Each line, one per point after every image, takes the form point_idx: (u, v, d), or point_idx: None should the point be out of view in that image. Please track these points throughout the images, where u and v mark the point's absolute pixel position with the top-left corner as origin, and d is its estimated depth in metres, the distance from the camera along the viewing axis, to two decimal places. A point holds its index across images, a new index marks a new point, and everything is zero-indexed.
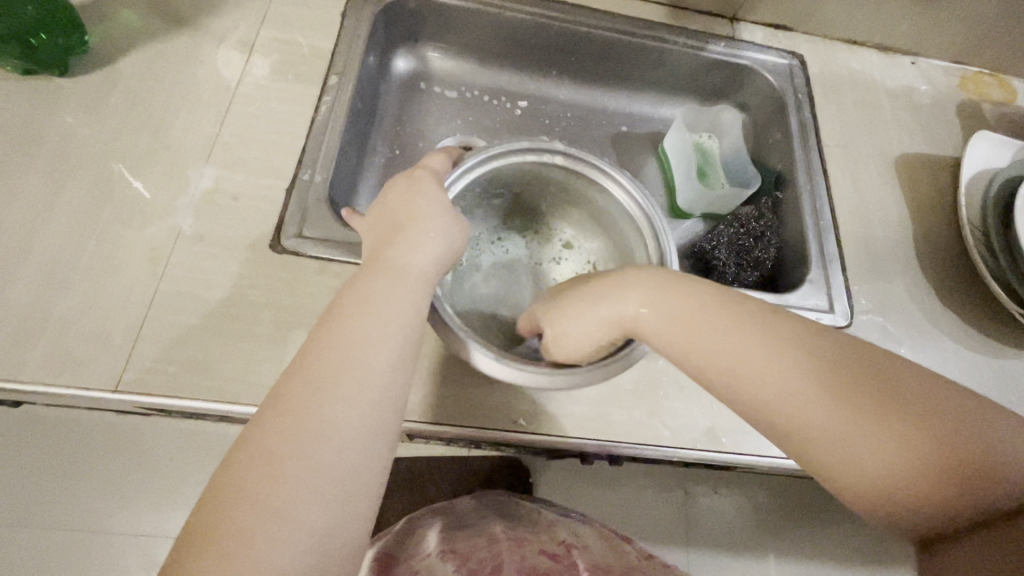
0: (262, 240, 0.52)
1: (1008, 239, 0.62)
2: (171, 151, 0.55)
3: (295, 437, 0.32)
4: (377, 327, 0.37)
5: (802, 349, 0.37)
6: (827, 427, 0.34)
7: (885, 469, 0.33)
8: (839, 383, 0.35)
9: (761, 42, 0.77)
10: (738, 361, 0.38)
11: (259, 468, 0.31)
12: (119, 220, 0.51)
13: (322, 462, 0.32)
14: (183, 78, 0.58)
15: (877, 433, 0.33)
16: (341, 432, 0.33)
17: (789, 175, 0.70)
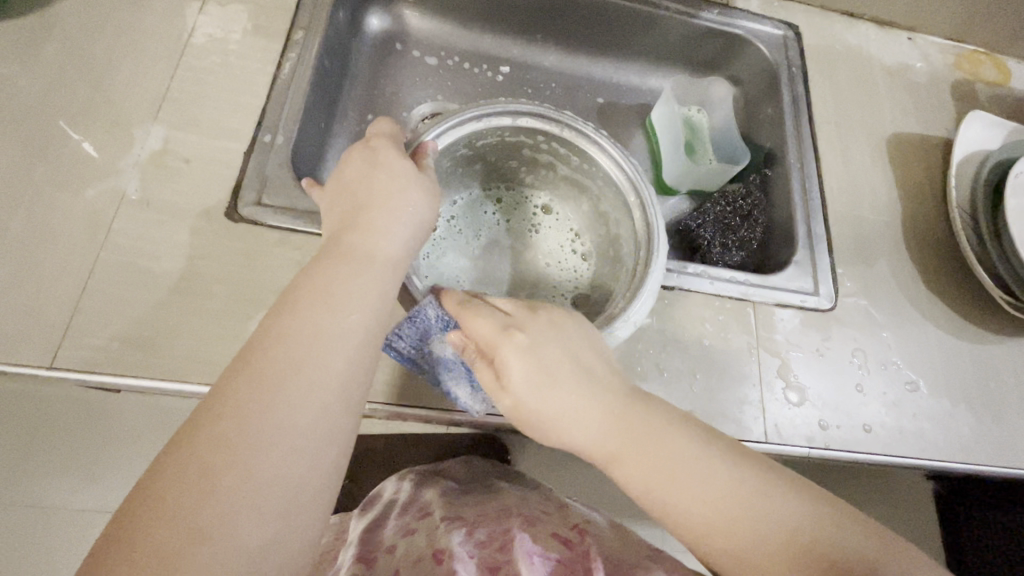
0: (216, 207, 0.48)
1: (996, 224, 0.61)
2: (114, 108, 0.50)
3: (232, 445, 0.29)
4: (333, 318, 0.34)
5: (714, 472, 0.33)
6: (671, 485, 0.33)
7: (722, 532, 0.32)
8: (670, 469, 0.34)
9: (757, 11, 0.73)
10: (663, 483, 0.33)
11: (187, 478, 0.28)
12: (56, 182, 0.46)
13: (263, 472, 0.29)
14: (127, 27, 0.53)
15: (705, 486, 0.33)
16: (288, 437, 0.30)
17: (780, 152, 0.68)
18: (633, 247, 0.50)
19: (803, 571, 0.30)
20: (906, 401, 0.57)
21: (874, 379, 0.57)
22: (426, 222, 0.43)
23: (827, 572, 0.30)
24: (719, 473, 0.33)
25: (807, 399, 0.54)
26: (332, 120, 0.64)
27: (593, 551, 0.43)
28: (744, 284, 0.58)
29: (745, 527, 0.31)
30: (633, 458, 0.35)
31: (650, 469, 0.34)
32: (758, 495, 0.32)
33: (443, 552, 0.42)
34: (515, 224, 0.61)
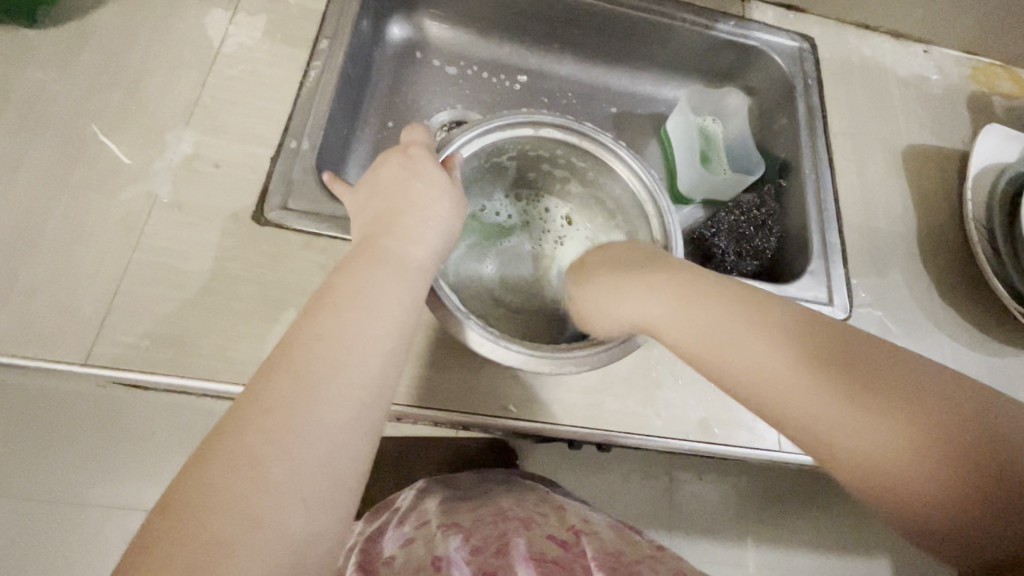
0: (244, 210, 0.49)
1: (1012, 234, 0.62)
2: (147, 114, 0.51)
3: (274, 438, 0.30)
4: (370, 317, 0.35)
5: (800, 345, 0.33)
6: (755, 367, 0.34)
7: (871, 438, 0.30)
8: (865, 381, 0.31)
9: (772, 23, 0.74)
10: (759, 371, 0.34)
11: (233, 469, 0.29)
12: (92, 184, 0.48)
13: (304, 464, 0.30)
14: (161, 35, 0.55)
15: (842, 407, 0.31)
16: (329, 432, 0.31)
17: (795, 163, 0.68)
18: (651, 256, 0.51)
19: (960, 447, 0.28)
20: None
21: None
22: (451, 229, 0.44)
23: (952, 429, 0.28)
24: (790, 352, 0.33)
25: None
26: (354, 126, 0.65)
27: (589, 552, 0.45)
28: (758, 293, 0.58)
29: (855, 398, 0.31)
30: (732, 359, 0.35)
31: (743, 349, 0.35)
32: (909, 371, 0.31)
33: (440, 556, 0.43)
34: (533, 234, 0.62)
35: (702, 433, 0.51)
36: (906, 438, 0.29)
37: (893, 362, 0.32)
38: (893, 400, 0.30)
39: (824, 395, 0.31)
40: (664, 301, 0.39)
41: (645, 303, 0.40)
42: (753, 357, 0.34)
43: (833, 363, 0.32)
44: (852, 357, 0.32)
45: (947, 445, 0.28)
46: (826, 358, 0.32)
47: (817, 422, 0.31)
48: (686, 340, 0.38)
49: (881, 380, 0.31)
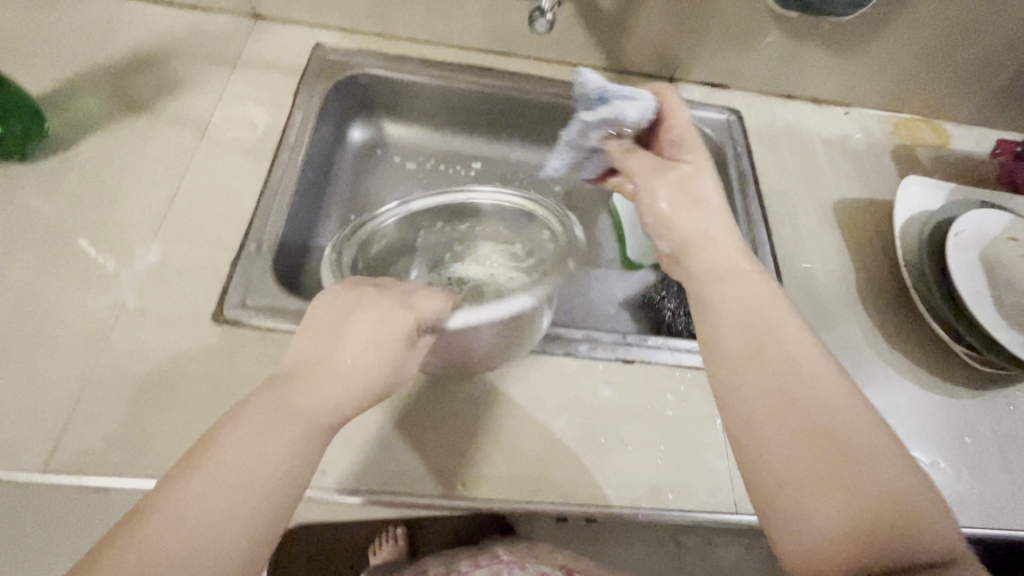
0: (204, 311, 0.53)
1: (944, 275, 0.65)
2: (119, 229, 0.56)
3: (229, 471, 0.31)
4: (318, 390, 0.35)
5: (808, 436, 0.33)
6: (775, 436, 0.33)
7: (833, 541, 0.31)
8: (868, 508, 0.31)
9: (700, 99, 0.81)
10: (762, 426, 0.34)
11: (178, 500, 0.30)
12: (66, 298, 0.52)
13: (251, 486, 0.31)
14: (138, 157, 0.61)
15: (818, 483, 0.32)
16: (241, 496, 0.31)
17: (731, 224, 0.73)
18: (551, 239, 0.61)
19: None
20: None
21: None
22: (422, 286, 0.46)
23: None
24: (804, 420, 0.33)
25: None
26: (318, 222, 0.71)
27: None
28: None
29: (843, 499, 0.31)
30: (753, 418, 0.34)
31: (769, 424, 0.34)
32: (898, 492, 0.32)
33: None
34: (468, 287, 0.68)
35: (654, 499, 0.51)
36: (849, 525, 0.31)
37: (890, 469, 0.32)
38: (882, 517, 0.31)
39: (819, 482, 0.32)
40: (735, 331, 0.38)
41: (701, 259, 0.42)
42: (777, 434, 0.33)
43: (846, 462, 0.32)
44: (865, 458, 0.32)
45: None
46: (839, 452, 0.32)
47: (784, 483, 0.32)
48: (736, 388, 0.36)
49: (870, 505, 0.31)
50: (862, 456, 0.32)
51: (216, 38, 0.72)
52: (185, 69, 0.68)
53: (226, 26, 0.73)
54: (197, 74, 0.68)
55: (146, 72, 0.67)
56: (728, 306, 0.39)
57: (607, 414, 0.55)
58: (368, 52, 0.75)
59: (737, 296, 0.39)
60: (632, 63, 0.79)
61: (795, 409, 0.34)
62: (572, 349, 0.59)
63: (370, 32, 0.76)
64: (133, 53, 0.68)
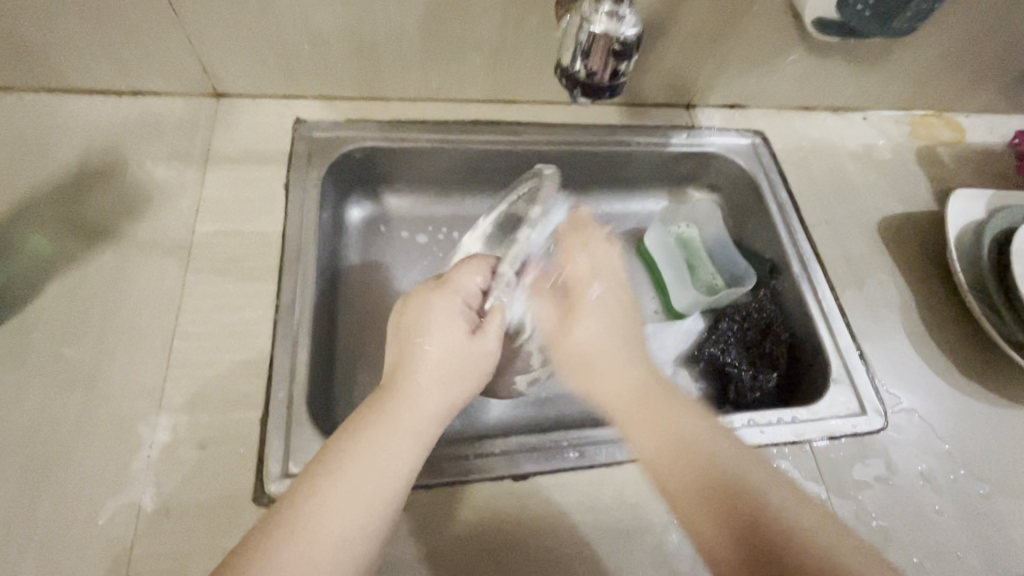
0: (242, 493, 0.44)
1: (1005, 287, 0.62)
2: (112, 403, 0.46)
3: (359, 466, 0.37)
4: (394, 425, 0.40)
5: (669, 439, 0.43)
6: (648, 443, 0.43)
7: (707, 532, 0.38)
8: (729, 510, 0.38)
9: (721, 124, 0.75)
10: (642, 434, 0.44)
11: (321, 493, 0.36)
12: (62, 515, 0.41)
13: (353, 512, 0.36)
14: (115, 303, 0.50)
15: (689, 476, 0.41)
16: (337, 523, 0.35)
17: (783, 263, 0.68)
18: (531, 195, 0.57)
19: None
20: (985, 510, 0.55)
21: (948, 498, 0.55)
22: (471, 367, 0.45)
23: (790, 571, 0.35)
24: (671, 423, 0.44)
25: (894, 540, 0.52)
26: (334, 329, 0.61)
27: None
28: (791, 422, 0.56)
29: (698, 492, 0.40)
30: (632, 426, 0.45)
31: (644, 427, 0.44)
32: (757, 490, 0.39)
33: None
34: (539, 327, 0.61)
35: None
36: (725, 515, 0.38)
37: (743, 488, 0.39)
38: (734, 514, 0.38)
39: (690, 481, 0.40)
40: (598, 356, 0.49)
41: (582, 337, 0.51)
42: (657, 440, 0.43)
43: (704, 475, 0.40)
44: (724, 471, 0.40)
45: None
46: (701, 459, 0.41)
47: (659, 471, 0.42)
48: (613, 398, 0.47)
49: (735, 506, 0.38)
50: (701, 460, 0.41)
51: (176, 130, 0.60)
52: (148, 178, 0.57)
53: (184, 113, 0.62)
54: (164, 181, 0.57)
55: (101, 189, 0.56)
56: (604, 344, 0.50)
57: None
58: (359, 122, 0.65)
59: (590, 334, 0.51)
60: (648, 96, 0.73)
61: (668, 427, 0.43)
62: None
63: (357, 99, 0.66)
64: (78, 166, 0.56)
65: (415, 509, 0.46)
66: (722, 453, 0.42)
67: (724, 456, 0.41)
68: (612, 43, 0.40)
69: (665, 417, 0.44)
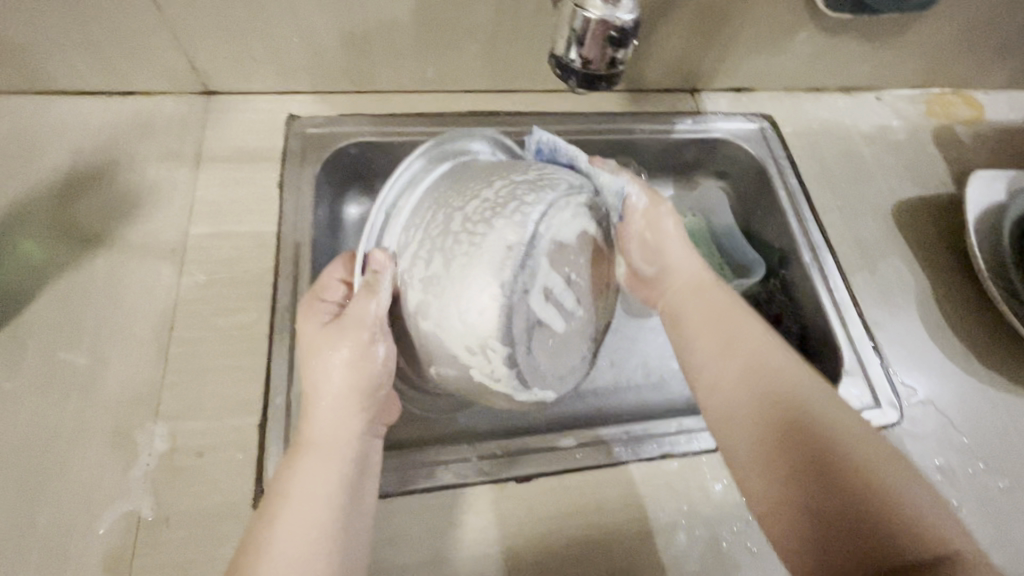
0: (241, 501, 0.44)
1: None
2: (108, 412, 0.45)
3: (293, 502, 0.38)
4: (316, 457, 0.40)
5: (752, 386, 0.43)
6: (723, 387, 0.44)
7: (770, 476, 0.40)
8: (808, 467, 0.38)
9: (727, 109, 0.73)
10: (718, 381, 0.45)
11: (263, 541, 0.36)
12: (61, 526, 0.41)
13: (298, 549, 0.36)
14: (109, 310, 0.49)
15: (763, 425, 0.41)
16: (285, 565, 0.35)
17: (792, 253, 0.66)
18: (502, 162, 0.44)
19: (836, 542, 0.35)
20: (1005, 504, 0.53)
21: (966, 493, 0.53)
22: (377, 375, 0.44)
23: (861, 535, 0.35)
24: (762, 371, 0.44)
25: None
26: None
27: None
28: None
29: (771, 440, 0.40)
30: (713, 373, 0.46)
31: (726, 372, 0.45)
32: (855, 454, 0.38)
33: None
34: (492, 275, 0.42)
35: None
36: (806, 477, 0.38)
37: (842, 451, 0.38)
38: (817, 470, 0.38)
39: (758, 429, 0.41)
40: (687, 303, 0.51)
41: (679, 272, 0.52)
42: (735, 388, 0.44)
43: (784, 430, 0.40)
44: (819, 431, 0.39)
45: (849, 535, 0.35)
46: (789, 416, 0.41)
47: (728, 413, 0.43)
48: (690, 342, 0.49)
49: (821, 466, 0.38)
50: (793, 410, 0.41)
51: (167, 130, 0.59)
52: (140, 180, 0.56)
53: (175, 112, 0.60)
54: (156, 183, 0.56)
55: (93, 193, 0.55)
56: (702, 292, 0.51)
57: (724, 519, 0.48)
58: (353, 116, 0.63)
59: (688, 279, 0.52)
60: (651, 81, 0.70)
61: (751, 386, 0.43)
62: (671, 449, 0.51)
63: (351, 93, 0.65)
64: (68, 170, 0.55)
65: (416, 514, 0.46)
66: (825, 406, 0.41)
67: (836, 413, 0.40)
68: (609, 30, 0.38)
69: (752, 367, 0.44)
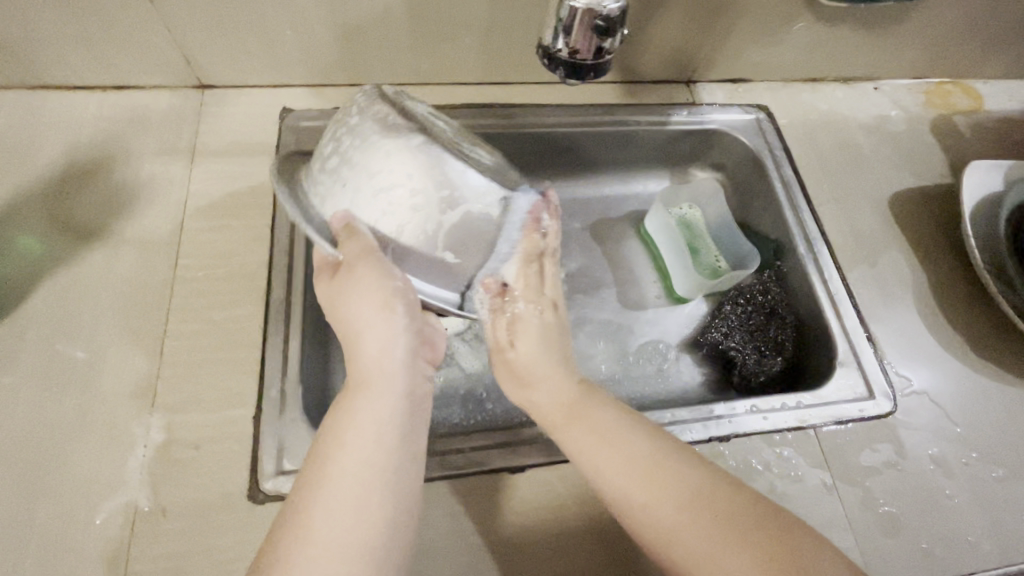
0: (238, 491, 0.44)
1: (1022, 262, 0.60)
2: (105, 405, 0.46)
3: (346, 435, 0.39)
4: (368, 396, 0.42)
5: (630, 459, 0.42)
6: (613, 475, 0.42)
7: (694, 550, 0.37)
8: (724, 526, 0.37)
9: (723, 100, 0.72)
10: (602, 467, 0.42)
11: (321, 468, 0.37)
12: (60, 517, 0.42)
13: (358, 472, 0.37)
14: (105, 304, 0.50)
15: (665, 501, 0.39)
16: (345, 485, 0.36)
17: (787, 243, 0.66)
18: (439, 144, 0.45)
19: None
20: (999, 495, 0.53)
21: (960, 483, 0.53)
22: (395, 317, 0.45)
23: (797, 575, 0.35)
24: (629, 444, 0.43)
25: (903, 527, 0.50)
26: None
27: None
28: (796, 408, 0.54)
29: (678, 507, 0.39)
30: (600, 465, 0.43)
31: (602, 455, 0.43)
32: (739, 498, 0.39)
33: None
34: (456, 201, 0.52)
35: None
36: (722, 538, 0.37)
37: (730, 499, 0.39)
38: (729, 524, 0.37)
39: (661, 505, 0.39)
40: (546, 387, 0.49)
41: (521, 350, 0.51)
42: (621, 463, 0.42)
43: (687, 495, 0.39)
44: (701, 485, 0.40)
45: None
46: (671, 481, 0.40)
47: (624, 497, 0.41)
48: (565, 438, 0.46)
49: (730, 518, 0.38)
50: (672, 469, 0.41)
51: (162, 125, 0.59)
52: (135, 175, 0.56)
53: (169, 106, 0.60)
54: (151, 177, 0.56)
55: (88, 188, 0.55)
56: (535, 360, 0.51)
57: None
58: (348, 109, 0.63)
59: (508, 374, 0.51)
60: (647, 72, 0.70)
61: (637, 467, 0.41)
62: None
63: (345, 86, 0.64)
64: (63, 165, 0.55)
65: None
66: (688, 461, 0.42)
67: (692, 465, 0.42)
68: (595, 18, 0.38)
69: (621, 439, 0.43)
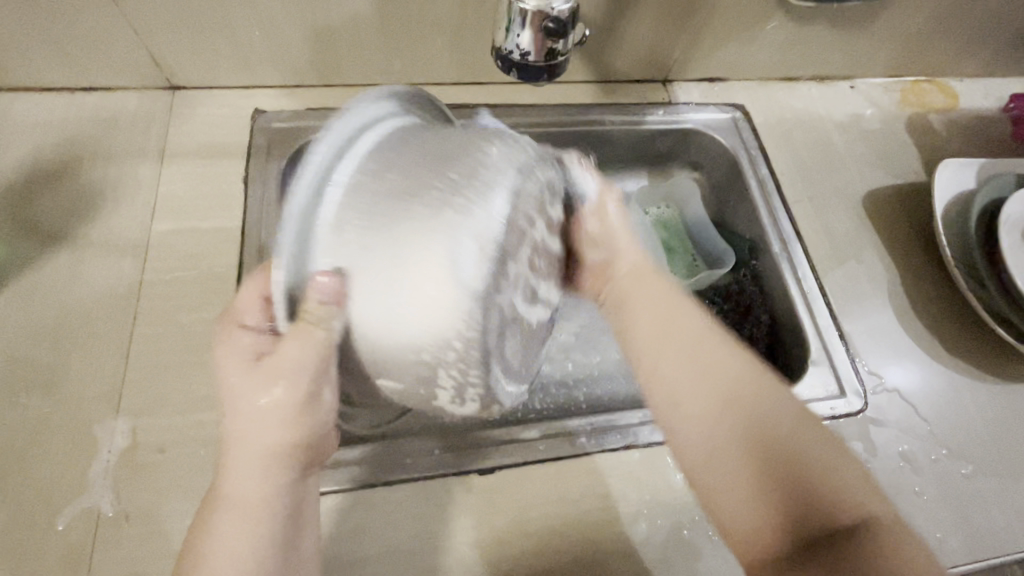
0: (203, 496, 0.44)
1: (992, 261, 0.60)
2: (68, 410, 0.45)
3: (249, 437, 0.38)
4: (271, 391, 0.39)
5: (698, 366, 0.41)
6: (677, 380, 0.41)
7: (723, 460, 0.37)
8: (762, 454, 0.37)
9: (699, 99, 0.72)
10: (667, 373, 0.42)
11: (228, 469, 0.37)
12: (20, 524, 0.41)
13: (266, 477, 0.37)
14: (70, 308, 0.49)
15: (716, 411, 0.39)
16: (252, 489, 0.37)
17: (762, 244, 0.66)
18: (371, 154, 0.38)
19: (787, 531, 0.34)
20: (966, 491, 0.53)
21: (929, 479, 0.53)
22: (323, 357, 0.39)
23: (807, 517, 0.34)
24: (711, 349, 0.42)
25: None
26: None
27: None
28: None
29: (729, 424, 0.38)
30: (659, 373, 0.42)
31: (672, 361, 0.42)
32: (807, 436, 0.38)
33: None
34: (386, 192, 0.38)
35: None
36: (758, 464, 0.36)
37: (794, 434, 0.37)
38: (768, 452, 0.37)
39: (711, 420, 0.39)
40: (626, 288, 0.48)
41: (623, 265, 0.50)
42: (689, 375, 0.41)
43: (739, 410, 0.39)
44: (762, 406, 0.39)
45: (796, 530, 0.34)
46: (737, 400, 0.39)
47: (679, 399, 0.40)
48: (635, 336, 0.45)
49: (780, 451, 0.37)
50: (745, 384, 0.40)
51: (130, 126, 0.59)
52: (102, 176, 0.56)
53: (139, 108, 0.60)
54: (119, 179, 0.56)
55: (54, 190, 0.54)
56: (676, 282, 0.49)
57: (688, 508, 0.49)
58: (320, 110, 0.63)
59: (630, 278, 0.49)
60: (622, 72, 0.70)
61: (710, 382, 0.40)
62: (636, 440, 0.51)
63: (318, 87, 0.64)
64: (30, 167, 0.55)
65: (380, 507, 0.46)
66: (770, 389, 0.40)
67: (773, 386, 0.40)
68: (544, 20, 0.38)
69: (695, 351, 0.42)
